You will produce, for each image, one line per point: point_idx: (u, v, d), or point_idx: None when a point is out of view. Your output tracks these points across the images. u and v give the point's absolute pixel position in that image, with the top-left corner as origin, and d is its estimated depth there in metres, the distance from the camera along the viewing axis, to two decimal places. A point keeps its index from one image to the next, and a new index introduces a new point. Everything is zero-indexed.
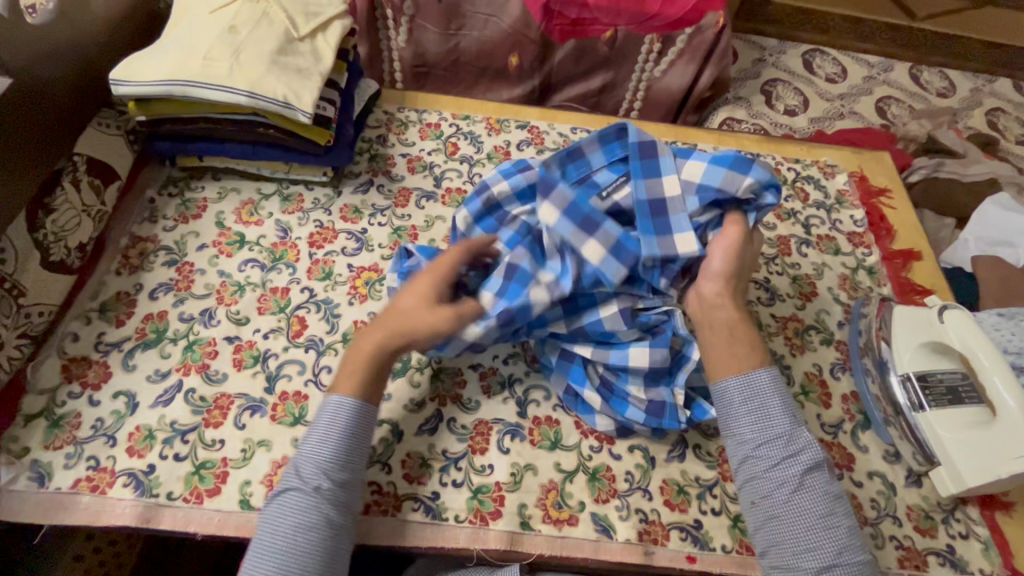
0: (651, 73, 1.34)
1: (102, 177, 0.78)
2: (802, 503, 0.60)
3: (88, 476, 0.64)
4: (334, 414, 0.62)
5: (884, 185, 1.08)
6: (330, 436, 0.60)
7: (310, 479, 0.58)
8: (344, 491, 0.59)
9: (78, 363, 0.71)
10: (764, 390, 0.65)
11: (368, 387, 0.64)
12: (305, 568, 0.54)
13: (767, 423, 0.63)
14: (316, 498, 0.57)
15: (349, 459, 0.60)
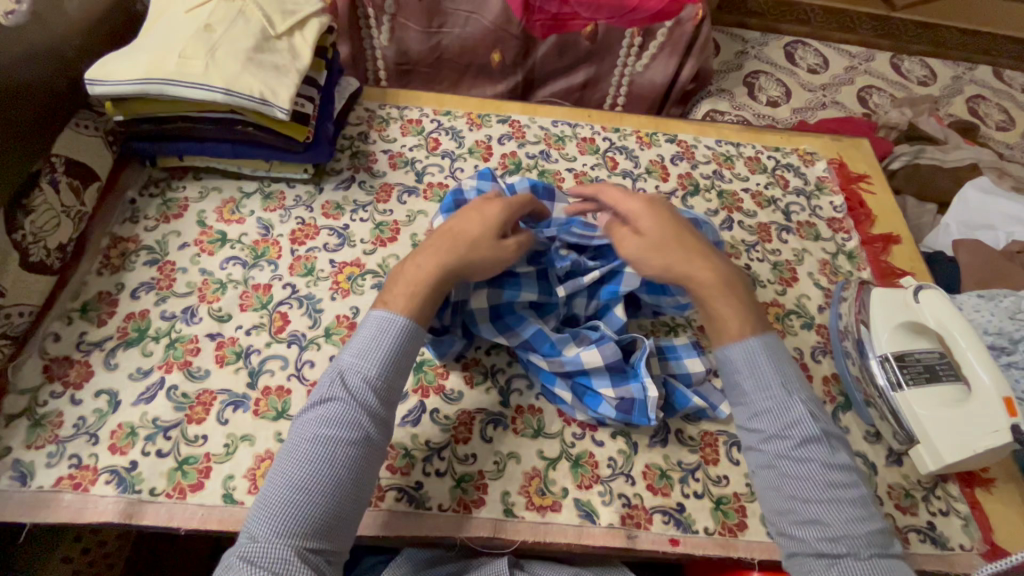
0: (634, 66, 1.35)
1: (81, 178, 0.78)
2: (794, 475, 0.60)
3: (70, 474, 0.64)
4: (380, 327, 0.62)
5: (863, 171, 1.10)
6: (377, 351, 0.61)
7: (355, 389, 0.59)
8: (387, 406, 0.60)
9: (60, 362, 0.71)
10: (762, 356, 0.65)
11: (420, 308, 0.64)
12: (338, 475, 0.55)
13: (763, 393, 0.64)
14: (358, 407, 0.58)
15: (393, 375, 0.61)
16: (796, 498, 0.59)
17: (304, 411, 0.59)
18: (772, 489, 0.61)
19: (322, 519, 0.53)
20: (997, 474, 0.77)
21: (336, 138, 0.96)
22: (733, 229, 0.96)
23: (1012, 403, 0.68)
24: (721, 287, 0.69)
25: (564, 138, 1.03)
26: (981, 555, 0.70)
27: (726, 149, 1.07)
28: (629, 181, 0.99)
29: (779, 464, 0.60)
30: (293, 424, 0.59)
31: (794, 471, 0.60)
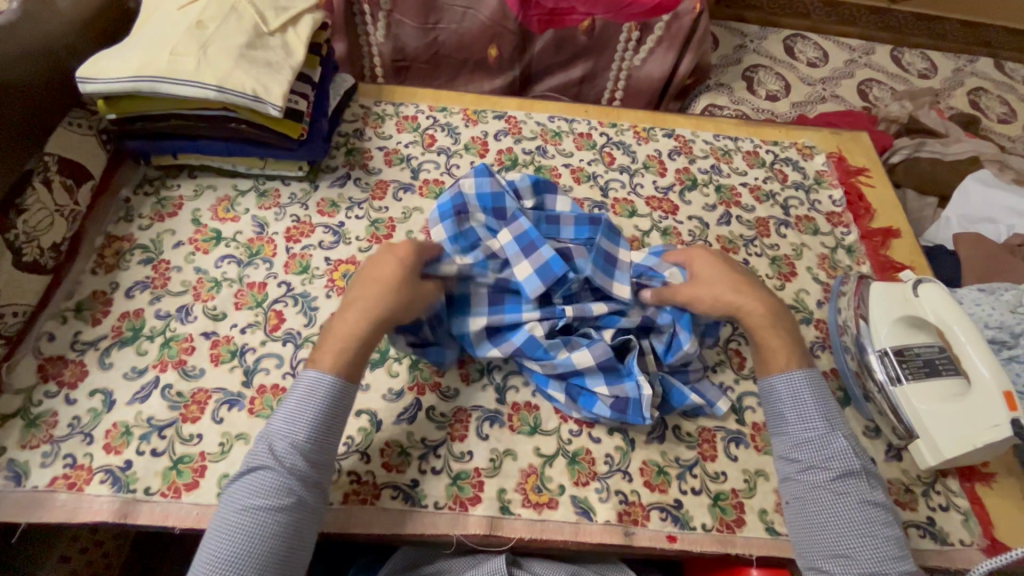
0: (631, 61, 1.34)
1: (75, 177, 0.78)
2: (830, 508, 0.61)
3: (65, 474, 0.64)
4: (310, 387, 0.62)
5: (863, 165, 1.09)
6: (303, 411, 0.61)
7: (280, 456, 0.58)
8: (317, 466, 0.59)
9: (54, 362, 0.71)
10: (805, 391, 0.67)
11: (349, 361, 0.65)
12: (265, 547, 0.54)
13: (804, 425, 0.66)
14: (285, 473, 0.57)
15: (321, 431, 0.61)
16: (828, 531, 0.60)
17: (232, 483, 0.59)
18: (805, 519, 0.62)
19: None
20: (998, 469, 0.76)
21: (331, 136, 0.95)
22: (730, 224, 0.95)
23: (1012, 398, 0.67)
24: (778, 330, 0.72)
25: (561, 134, 1.03)
26: (982, 550, 0.70)
27: (724, 143, 1.07)
28: (626, 176, 0.98)
29: (817, 495, 0.62)
30: (222, 500, 0.58)
31: (829, 504, 0.61)
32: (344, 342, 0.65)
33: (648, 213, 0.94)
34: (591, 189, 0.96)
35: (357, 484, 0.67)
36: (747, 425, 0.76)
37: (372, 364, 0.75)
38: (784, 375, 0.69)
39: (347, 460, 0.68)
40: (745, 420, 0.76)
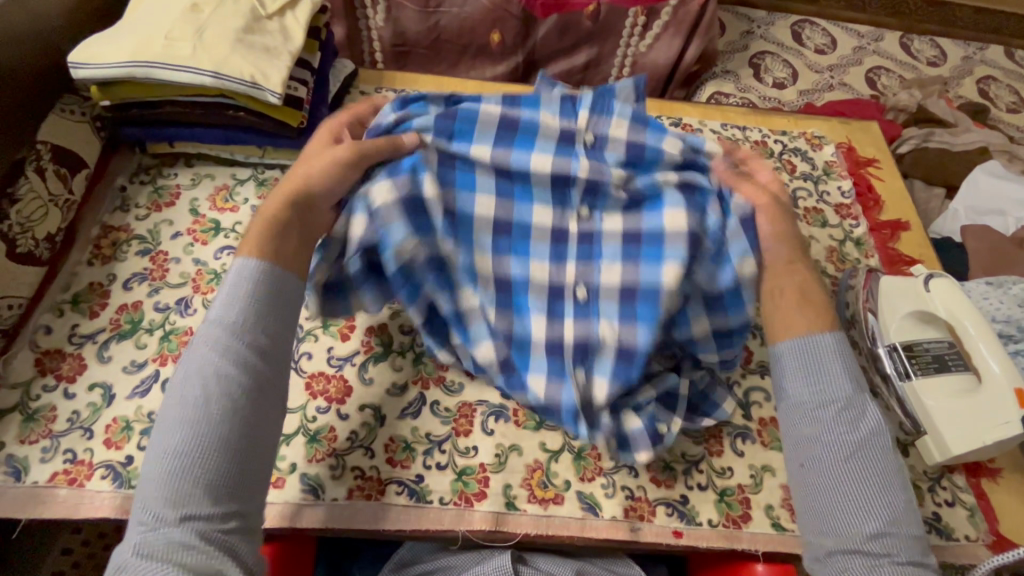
0: (637, 47, 1.31)
1: (69, 166, 0.76)
2: (858, 470, 0.56)
3: (65, 469, 0.63)
4: (240, 274, 0.59)
5: (872, 155, 1.07)
6: (235, 296, 0.57)
7: (214, 341, 0.55)
8: (259, 349, 0.56)
9: (52, 356, 0.70)
10: (830, 351, 0.62)
11: (280, 240, 0.62)
12: (208, 429, 0.51)
13: (822, 389, 0.60)
14: (221, 356, 0.54)
15: (257, 309, 0.57)
16: (859, 497, 0.55)
17: (174, 377, 0.56)
18: (832, 485, 0.56)
19: (216, 475, 0.50)
20: (1004, 464, 0.76)
21: (332, 123, 0.93)
22: None
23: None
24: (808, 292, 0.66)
25: None
26: (987, 546, 0.70)
27: (731, 133, 1.05)
28: None
29: (829, 458, 0.57)
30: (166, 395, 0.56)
31: (857, 470, 0.56)
32: (275, 223, 0.62)
33: None
34: None
35: (361, 480, 0.66)
36: (754, 421, 0.75)
37: (375, 358, 0.74)
38: (801, 338, 0.63)
39: (351, 456, 0.67)
40: (752, 415, 0.76)
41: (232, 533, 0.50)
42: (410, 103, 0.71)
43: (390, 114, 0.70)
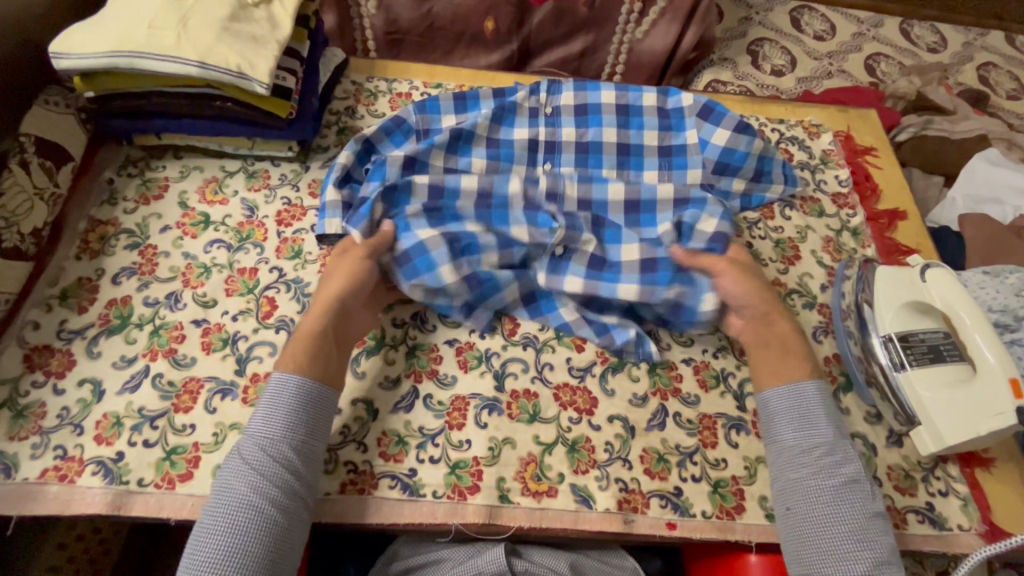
0: (633, 34, 1.29)
1: (54, 159, 0.74)
2: (838, 510, 0.60)
3: (55, 466, 0.63)
4: (279, 391, 0.63)
5: (870, 143, 1.06)
6: (276, 417, 0.61)
7: (254, 463, 0.58)
8: (292, 466, 0.59)
9: (40, 352, 0.69)
10: (811, 398, 0.67)
11: (318, 360, 0.65)
12: (255, 544, 0.55)
13: (808, 433, 0.66)
14: (266, 475, 0.58)
15: (299, 437, 0.61)
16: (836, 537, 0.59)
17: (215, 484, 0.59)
18: (803, 525, 0.61)
19: None
20: (998, 454, 0.76)
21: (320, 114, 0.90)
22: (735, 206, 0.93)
23: (1018, 385, 0.65)
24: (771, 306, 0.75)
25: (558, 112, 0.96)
26: (980, 535, 0.70)
27: None
28: None
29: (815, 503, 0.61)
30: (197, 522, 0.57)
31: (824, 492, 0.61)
32: (309, 342, 0.66)
33: None
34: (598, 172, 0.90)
35: (354, 474, 0.66)
36: (748, 412, 0.75)
37: (367, 352, 0.74)
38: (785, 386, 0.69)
39: (344, 450, 0.67)
40: (747, 406, 0.75)
41: None
42: (427, 106, 0.87)
43: (413, 117, 0.86)
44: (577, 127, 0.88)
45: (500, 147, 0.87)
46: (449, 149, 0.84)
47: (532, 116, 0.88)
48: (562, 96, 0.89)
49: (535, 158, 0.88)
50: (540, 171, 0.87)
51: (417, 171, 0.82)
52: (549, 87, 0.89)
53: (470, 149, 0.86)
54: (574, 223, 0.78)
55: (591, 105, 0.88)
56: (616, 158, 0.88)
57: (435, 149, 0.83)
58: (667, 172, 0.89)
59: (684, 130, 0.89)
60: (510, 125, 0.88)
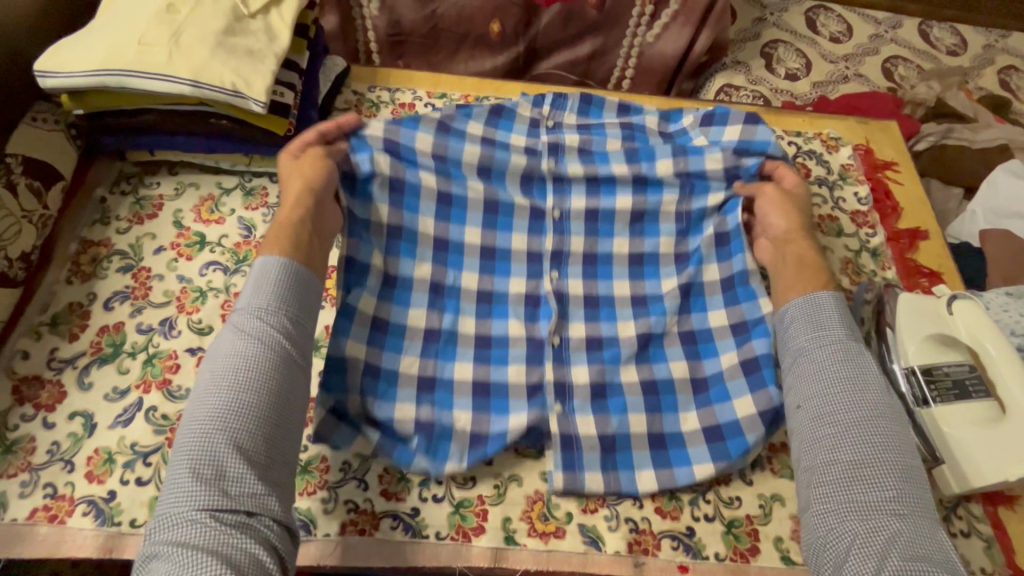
0: (644, 37, 1.24)
1: (43, 179, 0.71)
2: (859, 423, 0.58)
3: (45, 505, 0.60)
4: (264, 268, 0.61)
5: (890, 158, 1.02)
6: (271, 287, 0.60)
7: (252, 328, 0.57)
8: (285, 334, 0.58)
9: (30, 383, 0.67)
10: (828, 305, 0.66)
11: (287, 240, 0.65)
12: (253, 404, 0.53)
13: (825, 343, 0.63)
14: (262, 339, 0.56)
15: (288, 309, 0.59)
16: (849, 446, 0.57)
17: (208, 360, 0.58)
18: (827, 485, 0.56)
19: (232, 451, 0.51)
20: None
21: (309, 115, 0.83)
22: None
23: None
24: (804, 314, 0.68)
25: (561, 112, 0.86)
26: None
27: None
28: None
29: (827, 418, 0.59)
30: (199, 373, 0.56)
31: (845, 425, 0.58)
32: (286, 227, 0.66)
33: None
34: None
35: (354, 513, 0.64)
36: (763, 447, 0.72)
37: None
38: (803, 297, 0.67)
39: (344, 488, 0.65)
40: None
41: (248, 518, 0.50)
42: None
43: None
44: (581, 133, 0.81)
45: (497, 144, 0.79)
46: (437, 136, 0.76)
47: (533, 124, 0.82)
48: (567, 109, 0.85)
49: (537, 153, 0.79)
50: (543, 167, 0.78)
51: (403, 155, 0.75)
52: (552, 99, 0.85)
53: (459, 133, 0.77)
54: (565, 226, 0.77)
55: (595, 96, 0.86)
56: (626, 156, 0.79)
57: (421, 134, 0.76)
58: None
59: (692, 141, 0.83)
60: (507, 130, 0.81)
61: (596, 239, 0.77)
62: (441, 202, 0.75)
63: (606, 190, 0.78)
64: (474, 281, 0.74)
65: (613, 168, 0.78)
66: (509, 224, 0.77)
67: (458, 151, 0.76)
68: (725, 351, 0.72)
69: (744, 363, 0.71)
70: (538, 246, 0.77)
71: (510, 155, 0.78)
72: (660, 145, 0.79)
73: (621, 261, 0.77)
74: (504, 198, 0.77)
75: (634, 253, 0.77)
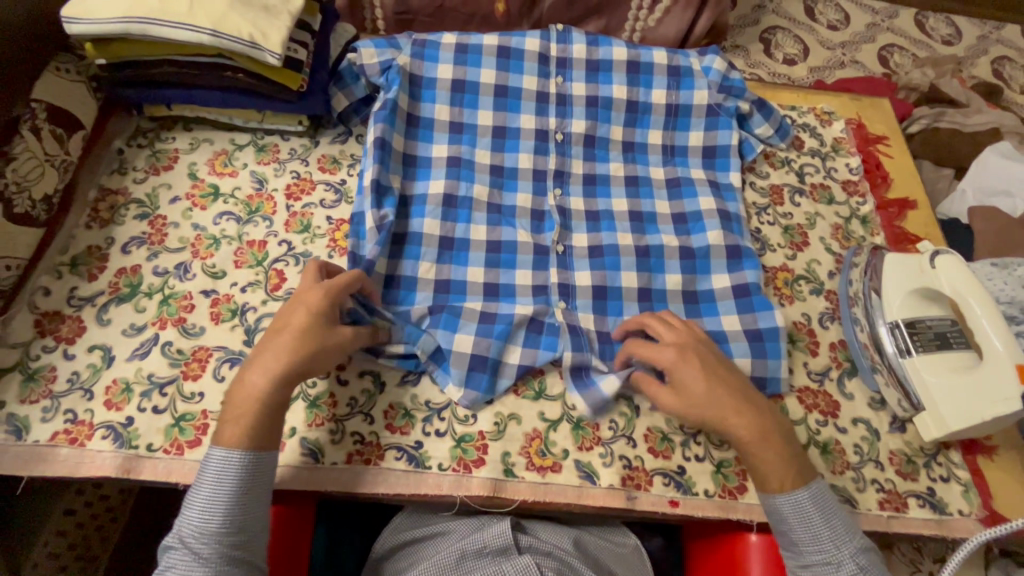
0: (645, 22, 1.15)
1: (64, 126, 0.74)
2: None
3: (66, 429, 0.63)
4: (222, 472, 0.56)
5: (882, 132, 1.06)
6: (217, 497, 0.55)
7: (194, 547, 0.54)
8: (242, 535, 0.56)
9: (51, 318, 0.69)
10: (812, 514, 0.61)
11: (261, 430, 0.58)
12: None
13: (817, 541, 0.60)
14: (201, 564, 0.53)
15: (241, 509, 0.56)
16: None
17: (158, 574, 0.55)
18: None
19: None
20: (1000, 442, 0.77)
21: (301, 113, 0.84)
22: (744, 192, 0.93)
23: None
24: (761, 435, 0.63)
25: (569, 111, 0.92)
26: (979, 520, 0.71)
27: None
28: (639, 137, 0.94)
29: None
30: None
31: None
32: (254, 405, 0.58)
33: (662, 180, 0.91)
34: (619, 159, 0.92)
35: (361, 445, 0.67)
36: None
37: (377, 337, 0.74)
38: (789, 499, 0.61)
39: (351, 421, 0.68)
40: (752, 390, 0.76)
41: None
42: (422, 96, 0.89)
43: (407, 106, 0.88)
44: (587, 118, 0.92)
45: (506, 137, 0.89)
46: (451, 141, 0.88)
47: (541, 101, 0.92)
48: (574, 85, 0.93)
49: (545, 146, 0.90)
50: (552, 159, 0.89)
51: (420, 164, 0.86)
52: (561, 74, 0.93)
53: (474, 137, 0.89)
54: (568, 223, 0.85)
55: (602, 97, 0.93)
56: (622, 155, 0.92)
57: (439, 106, 0.89)
58: (671, 166, 0.93)
59: (689, 130, 0.94)
60: (516, 110, 0.91)
61: (601, 219, 0.86)
62: (447, 203, 0.83)
63: (602, 189, 0.89)
64: (481, 275, 0.79)
65: (611, 165, 0.91)
66: (514, 222, 0.84)
67: (470, 154, 0.87)
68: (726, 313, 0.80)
69: (748, 330, 0.78)
70: (543, 241, 0.83)
71: (518, 153, 0.89)
72: (651, 138, 0.94)
73: (626, 238, 0.84)
74: (508, 201, 0.85)
75: (633, 211, 0.87)
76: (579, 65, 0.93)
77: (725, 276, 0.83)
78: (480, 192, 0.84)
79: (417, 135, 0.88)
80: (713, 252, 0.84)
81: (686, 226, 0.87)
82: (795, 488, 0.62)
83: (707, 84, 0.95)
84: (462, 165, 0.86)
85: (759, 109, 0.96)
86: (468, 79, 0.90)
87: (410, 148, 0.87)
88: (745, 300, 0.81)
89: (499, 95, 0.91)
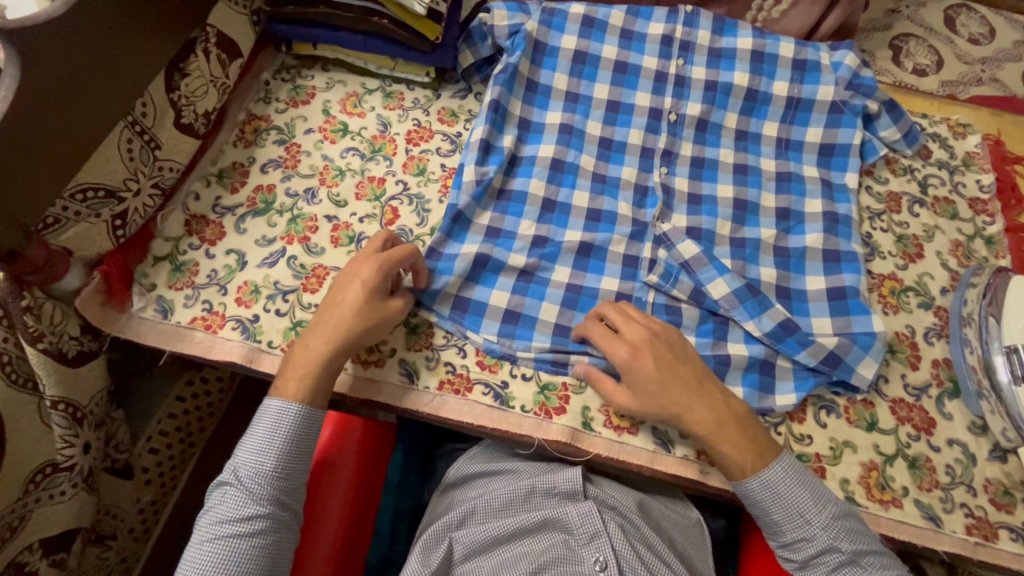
0: (768, 13, 1.05)
1: (227, 52, 0.82)
2: None
3: (203, 316, 0.72)
4: (277, 419, 0.63)
5: (1022, 153, 0.98)
6: (271, 444, 0.62)
7: (248, 487, 0.61)
8: (287, 484, 0.63)
9: (198, 220, 0.78)
10: (783, 489, 0.63)
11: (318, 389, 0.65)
12: (251, 566, 0.59)
13: (793, 524, 0.63)
14: (254, 500, 0.61)
15: (288, 461, 0.63)
16: None
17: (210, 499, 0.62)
18: None
19: None
20: None
21: (430, 65, 0.90)
22: (859, 195, 0.90)
23: None
24: (718, 426, 0.64)
25: (688, 89, 0.91)
26: None
27: None
28: (755, 124, 0.92)
29: None
30: (200, 517, 0.62)
31: None
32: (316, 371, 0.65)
33: (773, 172, 0.89)
34: (730, 145, 0.90)
35: (452, 374, 0.71)
36: (842, 397, 0.74)
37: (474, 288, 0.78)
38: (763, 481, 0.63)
39: (445, 352, 0.73)
40: (842, 392, 0.75)
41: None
42: (543, 63, 0.91)
43: (529, 69, 0.90)
44: (704, 101, 0.90)
45: (619, 111, 0.90)
46: (565, 110, 0.90)
47: (658, 80, 0.92)
48: (695, 68, 0.92)
49: (656, 124, 0.90)
50: (661, 138, 0.89)
51: (533, 129, 0.89)
52: (683, 56, 0.92)
53: (588, 109, 0.90)
54: (670, 202, 0.85)
55: (722, 83, 0.91)
56: (734, 142, 0.90)
57: (558, 75, 0.91)
58: (783, 160, 0.90)
59: (808, 125, 0.91)
60: (633, 87, 0.91)
61: (702, 204, 0.85)
62: (553, 167, 0.85)
63: (709, 173, 0.87)
64: (578, 236, 0.81)
65: (721, 151, 0.89)
66: (617, 194, 0.85)
67: (582, 124, 0.89)
68: (818, 315, 0.78)
69: (839, 333, 0.76)
70: (643, 216, 0.84)
71: (629, 128, 0.90)
72: (766, 129, 0.91)
73: (725, 225, 0.84)
74: (613, 173, 0.86)
75: (738, 199, 0.86)
76: (702, 50, 0.92)
77: (822, 277, 0.81)
78: (585, 163, 0.86)
79: (533, 101, 0.90)
80: (809, 253, 0.82)
81: (788, 223, 0.85)
82: (773, 467, 0.63)
83: (834, 80, 0.91)
84: (573, 136, 0.88)
85: (888, 111, 0.91)
86: (591, 52, 0.91)
87: (524, 112, 0.89)
88: (839, 302, 0.79)
89: (619, 71, 0.91)
